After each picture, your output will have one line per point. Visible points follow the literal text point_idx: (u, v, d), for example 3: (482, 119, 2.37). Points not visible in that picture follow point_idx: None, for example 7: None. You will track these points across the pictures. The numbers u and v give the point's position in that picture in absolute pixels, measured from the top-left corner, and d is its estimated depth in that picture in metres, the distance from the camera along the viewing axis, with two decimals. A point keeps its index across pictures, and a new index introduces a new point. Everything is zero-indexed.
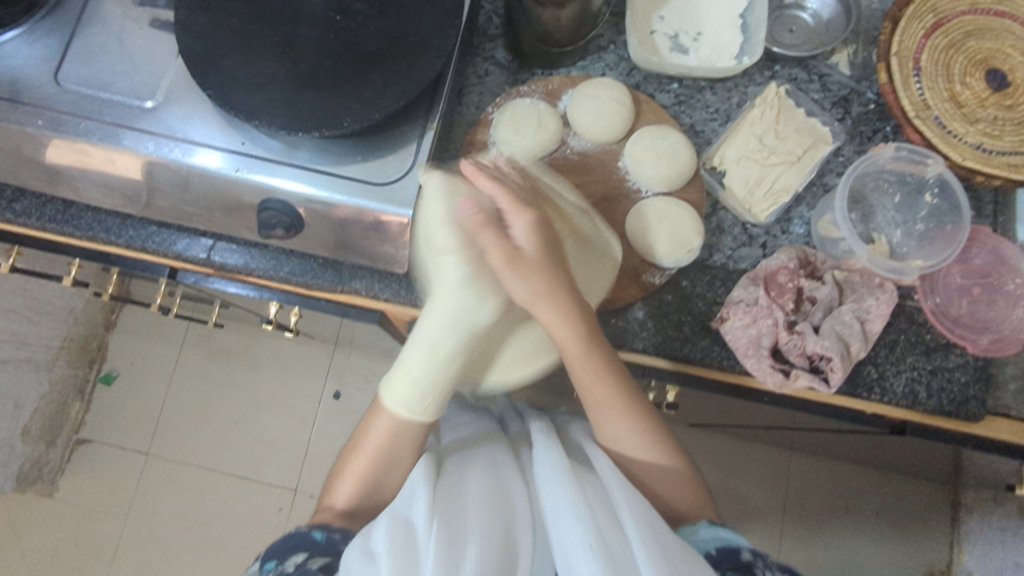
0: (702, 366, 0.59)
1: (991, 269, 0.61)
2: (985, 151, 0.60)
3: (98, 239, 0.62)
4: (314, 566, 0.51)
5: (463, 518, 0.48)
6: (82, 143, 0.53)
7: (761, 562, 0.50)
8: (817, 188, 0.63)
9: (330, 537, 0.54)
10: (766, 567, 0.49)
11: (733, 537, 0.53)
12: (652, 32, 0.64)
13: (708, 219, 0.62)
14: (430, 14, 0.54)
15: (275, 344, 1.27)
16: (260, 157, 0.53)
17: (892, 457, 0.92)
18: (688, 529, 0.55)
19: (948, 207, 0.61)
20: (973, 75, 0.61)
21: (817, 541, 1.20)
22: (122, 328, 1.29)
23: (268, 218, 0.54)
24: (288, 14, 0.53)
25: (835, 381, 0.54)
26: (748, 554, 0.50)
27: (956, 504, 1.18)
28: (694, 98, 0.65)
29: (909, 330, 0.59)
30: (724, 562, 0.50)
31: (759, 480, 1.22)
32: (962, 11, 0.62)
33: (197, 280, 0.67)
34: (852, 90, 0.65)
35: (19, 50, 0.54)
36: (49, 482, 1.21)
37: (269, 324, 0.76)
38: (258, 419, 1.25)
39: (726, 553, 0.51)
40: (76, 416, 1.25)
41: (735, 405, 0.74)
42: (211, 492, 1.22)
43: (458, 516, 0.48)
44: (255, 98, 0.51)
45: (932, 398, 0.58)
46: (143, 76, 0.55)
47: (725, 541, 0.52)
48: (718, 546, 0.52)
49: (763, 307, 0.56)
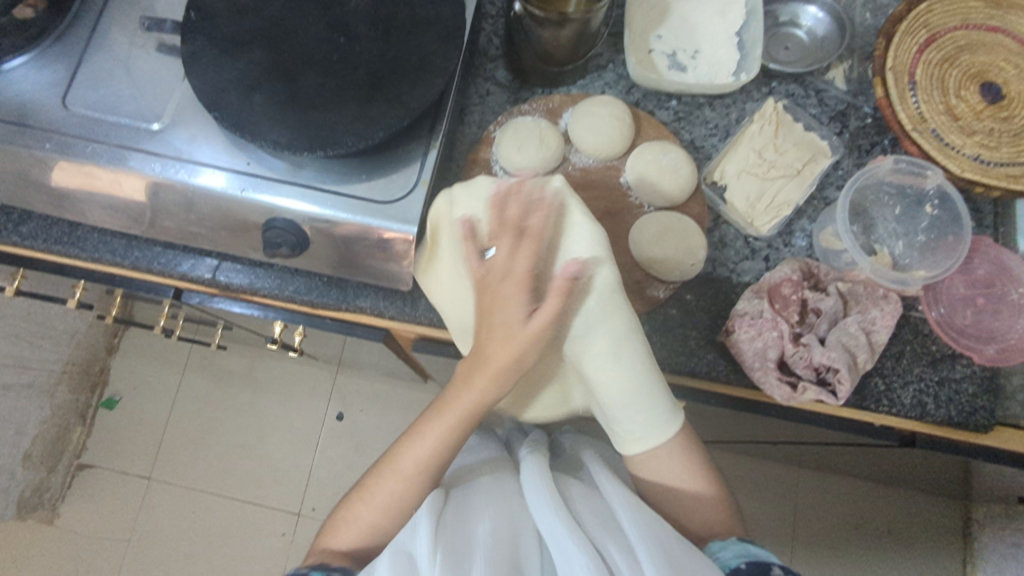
0: (709, 381, 0.59)
1: (994, 279, 0.61)
2: (983, 163, 0.60)
3: (104, 261, 0.62)
4: None
5: (467, 544, 0.47)
6: (89, 166, 0.54)
7: None
8: (818, 202, 0.63)
9: None
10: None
11: (761, 553, 0.51)
12: (650, 51, 0.65)
13: (711, 233, 0.63)
14: (432, 36, 0.55)
15: (278, 366, 1.27)
16: (266, 177, 0.54)
17: (903, 472, 0.92)
18: (719, 546, 0.53)
19: (948, 218, 0.61)
20: (968, 88, 0.62)
21: (827, 560, 1.19)
22: (125, 351, 1.29)
23: (274, 237, 0.55)
24: (293, 36, 0.54)
25: (844, 393, 0.53)
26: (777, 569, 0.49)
27: (968, 519, 1.18)
28: (693, 114, 0.66)
29: (915, 340, 0.59)
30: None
31: (768, 497, 1.21)
32: (955, 27, 0.63)
33: (201, 300, 0.68)
34: (848, 105, 0.66)
35: (28, 75, 0.55)
36: (50, 509, 1.20)
37: (272, 343, 0.75)
38: (261, 442, 1.24)
39: (757, 568, 0.49)
40: (77, 442, 1.23)
41: (742, 421, 0.74)
42: (214, 517, 1.21)
43: (464, 541, 0.47)
44: (259, 119, 0.51)
45: (941, 409, 0.57)
46: (150, 100, 0.55)
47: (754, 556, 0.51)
48: (749, 559, 0.50)
49: (767, 319, 0.56)
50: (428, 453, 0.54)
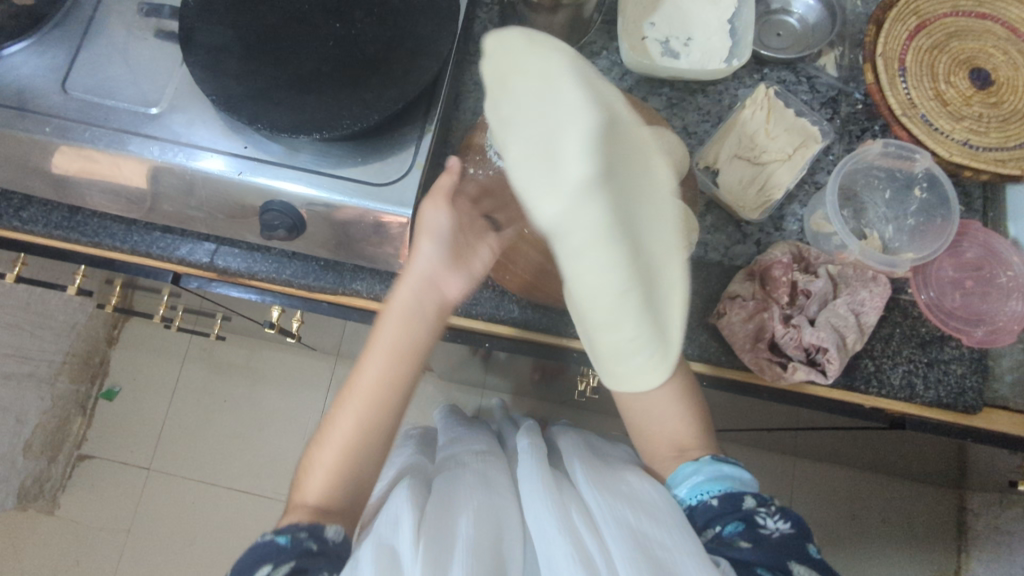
0: (702, 363, 0.60)
1: (983, 263, 0.62)
2: (971, 147, 0.61)
3: (104, 246, 0.63)
4: None
5: (450, 532, 0.47)
6: (88, 150, 0.54)
7: (763, 510, 0.49)
8: (809, 187, 0.64)
9: (296, 537, 0.46)
10: (767, 516, 0.48)
11: (732, 476, 0.52)
12: (643, 38, 0.65)
13: (703, 217, 0.63)
14: (427, 20, 0.55)
15: (277, 357, 1.28)
16: (262, 160, 0.54)
17: (897, 459, 0.93)
18: (691, 469, 0.53)
19: (938, 201, 0.62)
20: (957, 74, 0.63)
21: (823, 550, 1.19)
22: (125, 342, 1.30)
23: (271, 220, 0.56)
24: (290, 21, 0.55)
25: (832, 372, 0.54)
26: (750, 501, 0.49)
27: (963, 509, 1.19)
28: (685, 100, 0.67)
29: (904, 323, 0.60)
30: (729, 512, 0.49)
31: (765, 487, 1.22)
32: (945, 13, 0.64)
33: (200, 285, 0.68)
34: (840, 91, 0.67)
35: (28, 61, 0.56)
36: (50, 499, 1.20)
37: (271, 328, 0.76)
38: (260, 432, 1.25)
39: (730, 502, 0.49)
40: (77, 433, 1.24)
41: (735, 406, 0.75)
42: (212, 507, 1.21)
43: (444, 527, 0.47)
44: (258, 101, 0.52)
45: (929, 391, 0.58)
46: (148, 85, 0.56)
47: (727, 488, 0.51)
48: (720, 494, 0.50)
49: (758, 301, 0.57)
50: (364, 410, 0.53)
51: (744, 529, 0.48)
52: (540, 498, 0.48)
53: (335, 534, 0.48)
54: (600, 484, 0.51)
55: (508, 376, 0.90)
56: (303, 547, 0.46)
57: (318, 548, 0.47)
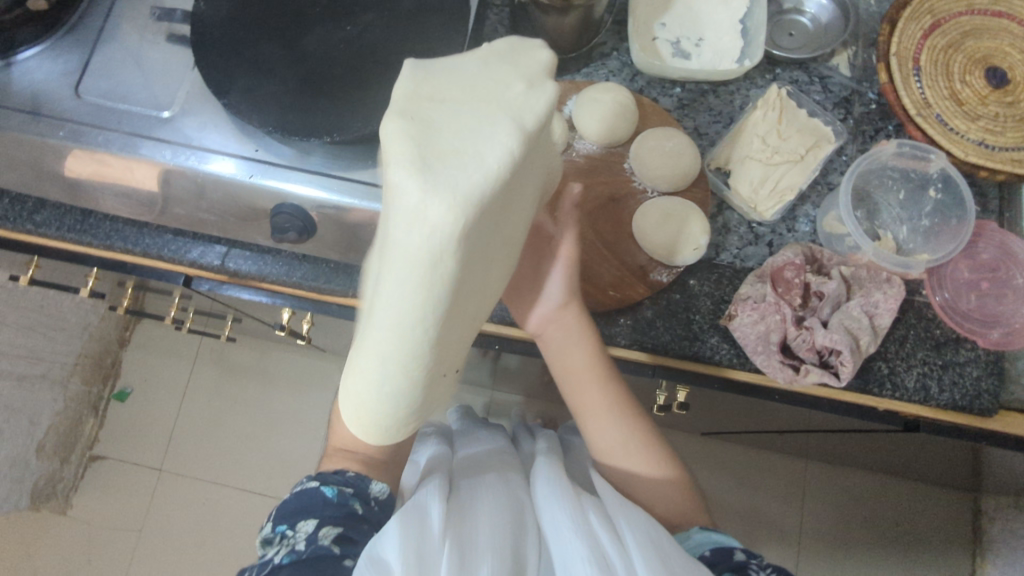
0: (714, 365, 0.59)
1: (999, 264, 0.61)
2: (987, 147, 0.60)
3: (116, 249, 0.63)
4: (325, 539, 0.47)
5: (472, 531, 0.47)
6: (101, 154, 0.55)
7: (754, 562, 0.50)
8: (821, 187, 0.63)
9: (342, 493, 0.51)
10: (760, 570, 0.49)
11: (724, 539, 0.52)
12: (654, 38, 0.65)
13: (713, 218, 0.63)
14: (436, 22, 0.55)
15: (287, 358, 1.29)
16: (273, 163, 0.55)
17: (911, 462, 0.92)
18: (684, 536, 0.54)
19: (952, 202, 0.62)
20: (973, 73, 0.62)
21: (835, 554, 1.19)
22: (137, 344, 1.31)
23: (282, 223, 0.56)
24: (300, 24, 0.55)
25: (846, 375, 0.54)
26: (740, 554, 0.50)
27: (977, 512, 1.18)
28: (696, 101, 0.66)
29: (919, 324, 0.59)
30: (720, 565, 0.50)
31: (777, 490, 1.21)
32: (960, 12, 0.63)
33: (211, 288, 0.68)
34: (853, 91, 0.66)
35: (42, 66, 0.56)
36: (63, 499, 1.21)
37: (281, 329, 0.76)
38: (270, 433, 1.26)
39: (720, 555, 0.51)
40: (89, 434, 1.25)
41: (746, 409, 0.75)
42: (223, 508, 1.22)
43: (466, 531, 0.47)
44: (268, 105, 0.52)
45: (944, 393, 0.57)
46: (161, 89, 0.56)
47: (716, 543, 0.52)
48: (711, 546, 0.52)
49: (770, 304, 0.56)
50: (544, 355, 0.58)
51: None
52: (558, 502, 0.48)
53: (378, 493, 0.54)
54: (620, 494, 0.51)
55: (518, 378, 0.90)
56: (350, 507, 0.51)
57: (362, 510, 0.51)
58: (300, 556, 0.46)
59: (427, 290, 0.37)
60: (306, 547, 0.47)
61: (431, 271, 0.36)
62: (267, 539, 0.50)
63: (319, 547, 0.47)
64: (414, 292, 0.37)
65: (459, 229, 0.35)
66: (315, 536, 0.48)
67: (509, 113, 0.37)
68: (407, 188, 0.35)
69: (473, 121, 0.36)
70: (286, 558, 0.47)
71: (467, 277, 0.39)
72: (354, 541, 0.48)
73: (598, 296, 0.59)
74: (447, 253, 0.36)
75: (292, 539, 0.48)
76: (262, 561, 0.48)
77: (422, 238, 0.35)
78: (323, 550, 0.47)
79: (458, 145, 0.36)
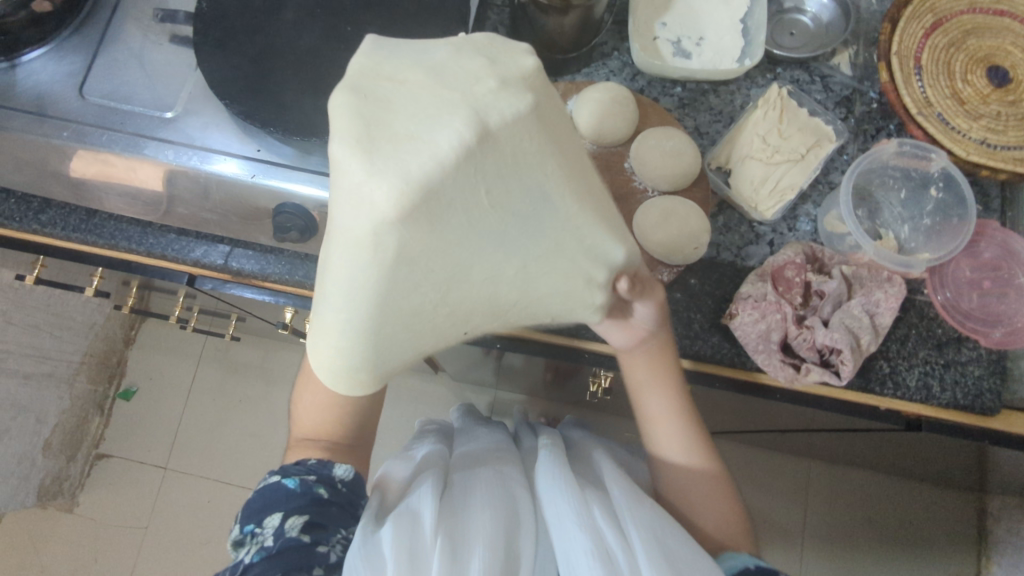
0: (715, 364, 0.59)
1: (1001, 263, 0.61)
2: (988, 146, 0.60)
3: (120, 248, 0.63)
4: (292, 531, 0.48)
5: (469, 527, 0.47)
6: (105, 154, 0.55)
7: None
8: (823, 186, 0.63)
9: (305, 482, 0.51)
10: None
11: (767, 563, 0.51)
12: (654, 38, 0.65)
13: (714, 218, 0.63)
14: (437, 23, 0.56)
15: (291, 358, 1.29)
16: (275, 164, 0.55)
17: (915, 462, 0.92)
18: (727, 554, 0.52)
19: (954, 201, 0.61)
20: (975, 73, 0.62)
21: (838, 554, 1.18)
22: (141, 343, 1.31)
23: (284, 222, 0.55)
24: (301, 25, 0.55)
25: (847, 373, 0.54)
26: None
27: (984, 512, 1.16)
28: (697, 100, 0.66)
29: (920, 323, 0.59)
30: None
31: (780, 490, 1.21)
32: (961, 10, 0.63)
33: (214, 287, 0.68)
34: (854, 90, 0.66)
35: (46, 67, 0.57)
36: (69, 497, 1.22)
37: (284, 328, 0.77)
38: (274, 433, 1.26)
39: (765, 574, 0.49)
40: (95, 432, 1.26)
41: (748, 408, 0.75)
42: (227, 506, 1.22)
43: (464, 527, 0.47)
44: (269, 105, 0.53)
45: (946, 392, 0.57)
46: (164, 89, 0.57)
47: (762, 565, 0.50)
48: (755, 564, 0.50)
49: (771, 302, 0.56)
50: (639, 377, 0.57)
51: None
52: (557, 496, 0.48)
53: (344, 475, 0.53)
54: (622, 485, 0.51)
55: (520, 377, 0.90)
56: (315, 493, 0.50)
57: (328, 495, 0.51)
58: (270, 552, 0.47)
59: (375, 264, 0.39)
60: (275, 542, 0.47)
61: (374, 246, 0.39)
62: (238, 540, 0.49)
63: (287, 540, 0.47)
64: (365, 263, 0.39)
65: (397, 214, 0.37)
66: (282, 529, 0.48)
67: (470, 104, 0.38)
68: (352, 166, 0.38)
69: (429, 111, 0.38)
70: (256, 554, 0.47)
71: (422, 260, 0.40)
72: (324, 528, 0.49)
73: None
74: (387, 233, 0.38)
75: (260, 536, 0.48)
76: (233, 564, 0.48)
77: (365, 217, 0.38)
78: (293, 542, 0.47)
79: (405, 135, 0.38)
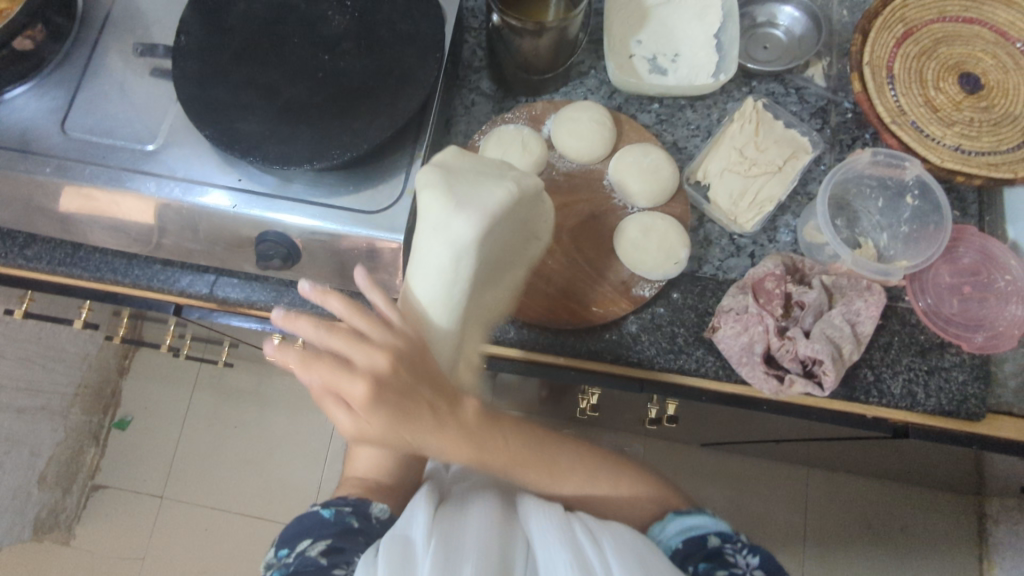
0: (699, 378, 0.59)
1: (980, 267, 0.62)
2: (963, 152, 0.61)
3: (106, 280, 0.64)
4: (313, 551, 0.48)
5: (461, 532, 0.46)
6: (88, 188, 0.56)
7: (728, 546, 0.51)
8: (801, 198, 0.64)
9: (339, 512, 0.51)
10: (734, 551, 0.50)
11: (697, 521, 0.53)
12: (630, 56, 0.66)
13: (695, 232, 0.63)
14: (412, 48, 0.56)
15: (287, 381, 1.29)
16: (256, 193, 0.56)
17: (911, 466, 0.91)
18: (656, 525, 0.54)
19: (930, 208, 0.62)
20: (946, 80, 0.63)
21: (840, 561, 1.18)
22: (135, 372, 1.31)
23: (265, 249, 0.57)
24: (279, 55, 0.56)
25: (828, 384, 0.54)
26: (714, 539, 0.51)
27: (982, 515, 1.17)
28: (674, 116, 0.67)
29: (902, 331, 0.59)
30: (696, 554, 0.50)
31: (779, 498, 1.20)
32: (931, 20, 0.64)
33: (201, 315, 0.69)
34: (829, 101, 0.67)
35: (29, 104, 0.57)
36: (65, 530, 1.22)
37: (272, 356, 0.77)
38: (270, 457, 1.26)
39: (696, 544, 0.51)
40: (90, 463, 1.26)
41: (740, 419, 0.75)
42: (224, 533, 1.22)
43: (456, 532, 0.46)
44: (246, 135, 0.53)
45: (930, 398, 0.58)
46: (144, 122, 0.58)
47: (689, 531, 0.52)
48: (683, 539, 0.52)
49: (752, 314, 0.57)
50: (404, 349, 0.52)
51: (713, 565, 0.49)
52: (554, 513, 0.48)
53: (379, 512, 0.53)
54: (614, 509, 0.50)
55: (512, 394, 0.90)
56: (346, 523, 0.50)
57: (359, 524, 0.51)
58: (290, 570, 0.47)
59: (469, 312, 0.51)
60: (296, 560, 0.47)
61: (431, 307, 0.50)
62: (269, 564, 0.50)
63: (306, 560, 0.47)
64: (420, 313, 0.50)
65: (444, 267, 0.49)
66: (304, 550, 0.48)
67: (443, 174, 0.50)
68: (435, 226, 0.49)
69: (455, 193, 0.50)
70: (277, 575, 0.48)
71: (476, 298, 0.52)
72: (342, 550, 0.48)
73: (583, 314, 0.59)
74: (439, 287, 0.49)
75: (286, 558, 0.49)
76: None
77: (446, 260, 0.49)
78: (311, 561, 0.47)
79: (425, 241, 0.49)
